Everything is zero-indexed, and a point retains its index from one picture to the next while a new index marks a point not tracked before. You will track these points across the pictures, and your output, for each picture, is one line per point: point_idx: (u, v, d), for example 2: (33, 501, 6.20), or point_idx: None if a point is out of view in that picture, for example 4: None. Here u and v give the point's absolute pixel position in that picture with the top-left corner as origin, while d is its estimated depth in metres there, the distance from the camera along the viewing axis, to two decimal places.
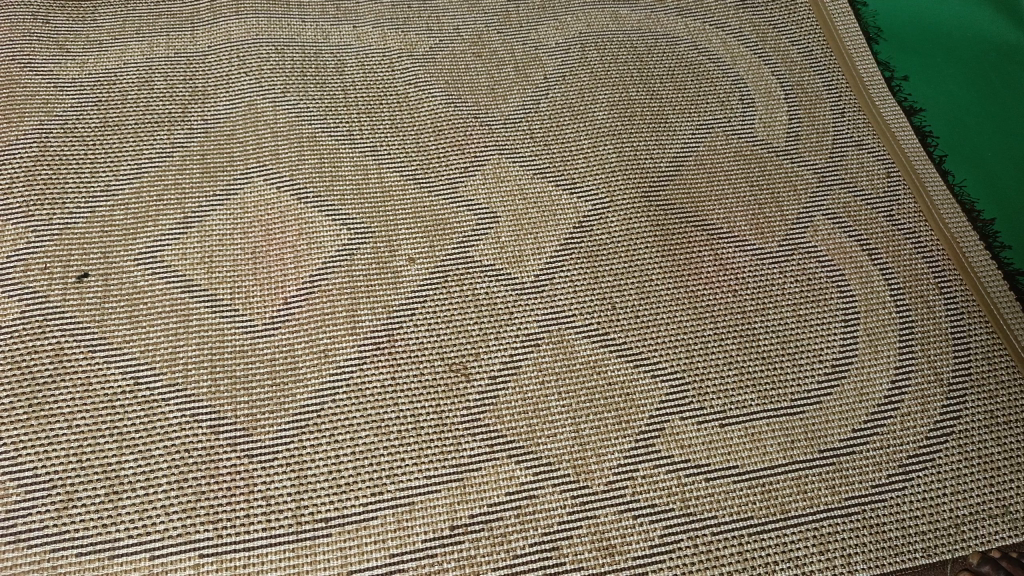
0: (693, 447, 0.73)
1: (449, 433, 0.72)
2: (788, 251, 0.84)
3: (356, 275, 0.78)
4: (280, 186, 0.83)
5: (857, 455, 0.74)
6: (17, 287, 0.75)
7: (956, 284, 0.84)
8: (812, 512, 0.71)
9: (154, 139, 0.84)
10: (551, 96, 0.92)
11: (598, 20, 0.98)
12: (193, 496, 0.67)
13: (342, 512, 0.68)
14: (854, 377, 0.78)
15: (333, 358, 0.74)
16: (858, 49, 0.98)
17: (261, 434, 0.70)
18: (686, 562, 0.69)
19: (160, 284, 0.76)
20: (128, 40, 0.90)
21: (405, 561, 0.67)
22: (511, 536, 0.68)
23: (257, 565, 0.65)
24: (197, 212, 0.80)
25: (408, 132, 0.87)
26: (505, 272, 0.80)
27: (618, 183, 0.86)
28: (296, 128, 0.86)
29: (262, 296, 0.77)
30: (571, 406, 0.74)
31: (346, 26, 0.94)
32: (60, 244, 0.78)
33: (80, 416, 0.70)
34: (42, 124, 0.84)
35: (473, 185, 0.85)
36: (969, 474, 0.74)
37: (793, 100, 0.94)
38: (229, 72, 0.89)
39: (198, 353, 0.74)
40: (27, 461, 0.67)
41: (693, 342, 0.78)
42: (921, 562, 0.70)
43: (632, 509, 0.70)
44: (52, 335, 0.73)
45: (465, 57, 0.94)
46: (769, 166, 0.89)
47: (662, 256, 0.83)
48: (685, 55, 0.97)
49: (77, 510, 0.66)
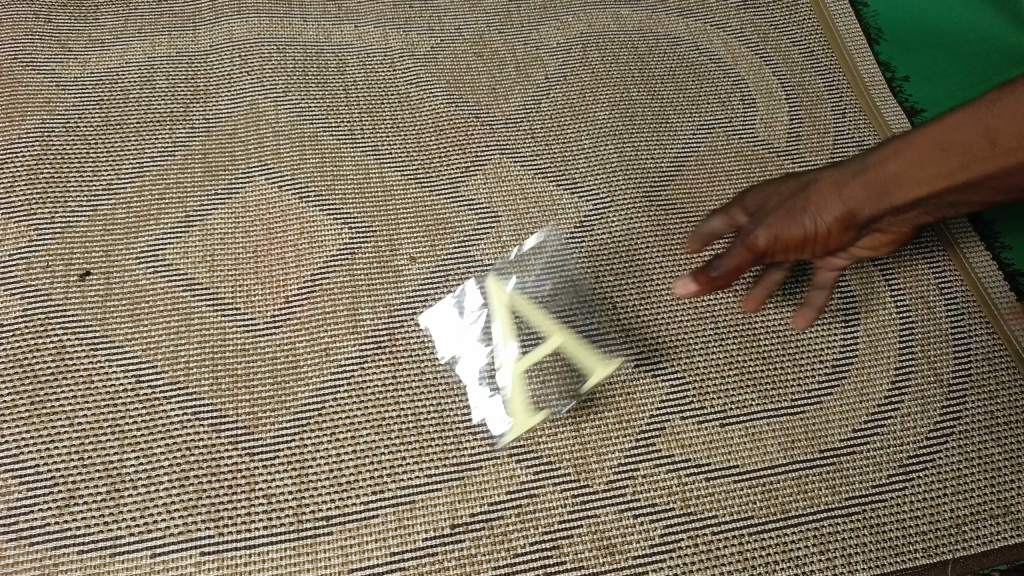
0: (693, 447, 0.73)
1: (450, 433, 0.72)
2: None
3: (356, 275, 0.79)
4: (280, 185, 0.83)
5: (857, 455, 0.74)
6: (19, 285, 0.75)
7: (956, 284, 0.84)
8: (812, 512, 0.71)
9: (156, 138, 0.84)
10: (552, 96, 0.92)
11: (599, 20, 0.98)
12: (195, 494, 0.68)
13: (343, 510, 0.68)
14: (854, 378, 0.78)
15: (334, 357, 0.74)
16: (859, 50, 0.98)
17: (262, 432, 0.70)
18: (686, 562, 0.69)
19: (161, 283, 0.77)
20: (130, 39, 0.90)
21: (405, 560, 0.67)
22: (512, 535, 0.68)
23: (257, 564, 0.66)
24: (198, 212, 0.81)
25: (410, 132, 0.88)
26: (506, 272, 0.80)
27: (618, 183, 0.87)
28: (298, 127, 0.86)
29: (262, 295, 0.77)
30: (571, 406, 0.74)
31: (347, 26, 0.94)
32: (62, 243, 0.78)
33: (81, 414, 0.70)
34: (44, 123, 0.84)
35: (474, 185, 0.85)
36: (969, 474, 0.74)
37: (794, 100, 0.95)
38: (230, 71, 0.89)
39: (199, 352, 0.74)
40: (28, 459, 0.67)
41: (693, 342, 0.78)
42: (922, 562, 0.70)
43: (632, 508, 0.70)
44: (53, 334, 0.73)
45: (466, 57, 0.94)
46: (769, 166, 0.90)
47: (663, 257, 0.83)
48: (686, 55, 0.97)
49: (79, 508, 0.66)
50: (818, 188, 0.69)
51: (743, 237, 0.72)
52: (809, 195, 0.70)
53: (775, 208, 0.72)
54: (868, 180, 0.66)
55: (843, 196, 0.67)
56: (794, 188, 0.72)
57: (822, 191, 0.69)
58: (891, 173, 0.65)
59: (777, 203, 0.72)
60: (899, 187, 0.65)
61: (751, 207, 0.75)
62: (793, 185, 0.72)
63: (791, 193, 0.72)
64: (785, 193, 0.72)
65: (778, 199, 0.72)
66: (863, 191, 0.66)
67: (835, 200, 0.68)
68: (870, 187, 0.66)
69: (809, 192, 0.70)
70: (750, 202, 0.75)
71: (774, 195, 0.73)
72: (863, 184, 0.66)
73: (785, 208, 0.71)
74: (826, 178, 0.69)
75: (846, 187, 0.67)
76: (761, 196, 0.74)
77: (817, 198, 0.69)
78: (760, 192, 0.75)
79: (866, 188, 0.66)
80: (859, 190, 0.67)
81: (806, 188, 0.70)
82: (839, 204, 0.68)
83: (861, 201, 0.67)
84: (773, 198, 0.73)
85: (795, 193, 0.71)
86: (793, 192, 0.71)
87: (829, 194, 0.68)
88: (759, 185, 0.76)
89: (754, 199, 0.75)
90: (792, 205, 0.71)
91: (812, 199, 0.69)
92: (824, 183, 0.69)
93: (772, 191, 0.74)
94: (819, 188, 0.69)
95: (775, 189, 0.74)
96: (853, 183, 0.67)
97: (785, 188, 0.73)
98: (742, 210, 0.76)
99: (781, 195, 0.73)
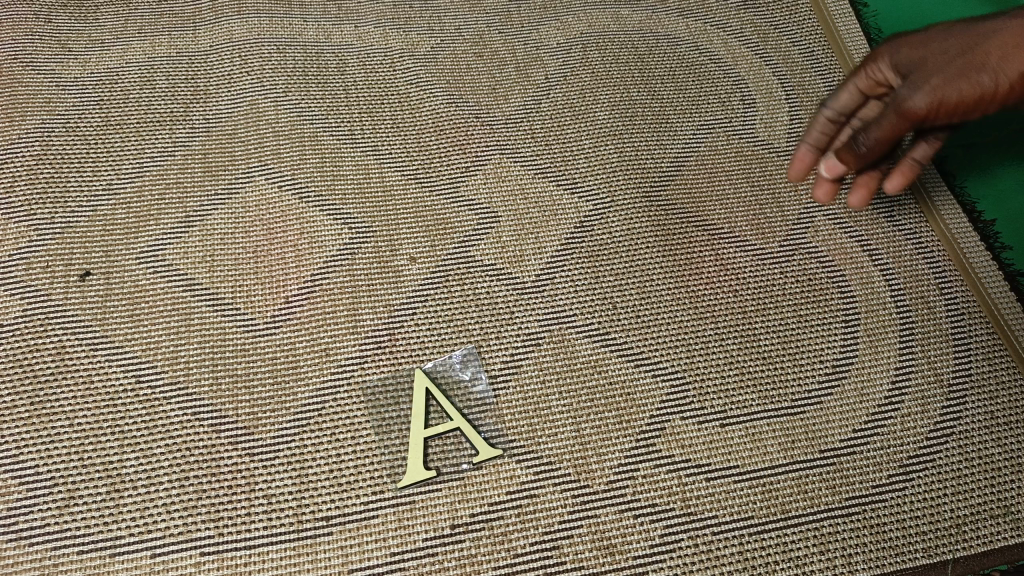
0: (693, 447, 0.73)
1: (450, 433, 0.72)
2: (789, 251, 0.84)
3: (356, 275, 0.79)
4: (280, 185, 0.83)
5: (857, 455, 0.74)
6: (19, 285, 0.75)
7: (956, 284, 0.84)
8: (812, 513, 0.71)
9: (155, 138, 0.84)
10: (552, 96, 0.92)
11: (600, 20, 0.98)
12: (195, 494, 0.68)
13: (343, 510, 0.68)
14: (854, 377, 0.78)
15: (333, 356, 0.74)
16: (859, 50, 0.98)
17: (262, 432, 0.70)
18: (686, 562, 0.69)
19: (161, 283, 0.77)
20: (130, 39, 0.91)
21: (405, 560, 0.67)
22: (512, 535, 0.68)
23: (257, 564, 0.65)
24: (198, 212, 0.81)
25: (410, 132, 0.88)
26: (506, 272, 0.80)
27: (619, 183, 0.87)
28: (298, 128, 0.86)
29: (262, 295, 0.77)
30: (571, 406, 0.74)
31: (347, 26, 0.94)
32: (62, 243, 0.78)
33: (81, 415, 0.70)
34: (44, 123, 0.84)
35: (474, 185, 0.85)
36: (969, 474, 0.74)
37: (793, 100, 0.95)
38: (231, 71, 0.89)
39: (199, 352, 0.74)
40: (28, 459, 0.67)
41: (693, 342, 0.78)
42: (922, 562, 0.70)
43: (632, 508, 0.70)
44: (53, 334, 0.73)
45: (466, 57, 0.94)
46: (769, 166, 0.90)
47: (662, 256, 0.83)
48: (686, 55, 0.97)
49: (78, 508, 0.66)
50: (972, 56, 0.62)
51: (893, 100, 0.65)
52: (964, 61, 0.62)
53: (938, 68, 0.63)
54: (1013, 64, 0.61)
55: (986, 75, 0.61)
56: (939, 49, 0.63)
57: (968, 64, 0.62)
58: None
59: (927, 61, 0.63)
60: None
61: (903, 62, 0.65)
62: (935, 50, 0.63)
63: (942, 53, 0.63)
64: (936, 55, 0.63)
65: (932, 61, 0.63)
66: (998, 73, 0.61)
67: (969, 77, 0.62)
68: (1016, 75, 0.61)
69: (968, 58, 0.62)
70: (894, 57, 0.66)
71: (929, 56, 0.64)
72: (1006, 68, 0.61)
73: (931, 70, 0.63)
74: (972, 48, 0.62)
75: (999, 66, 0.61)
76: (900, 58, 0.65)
77: (962, 68, 0.62)
78: (897, 54, 0.66)
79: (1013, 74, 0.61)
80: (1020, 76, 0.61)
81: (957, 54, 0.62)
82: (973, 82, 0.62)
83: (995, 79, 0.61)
84: (919, 59, 0.64)
85: (950, 57, 0.63)
86: (944, 53, 0.63)
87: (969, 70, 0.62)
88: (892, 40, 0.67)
89: (892, 58, 0.66)
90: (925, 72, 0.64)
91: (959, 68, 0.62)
92: (973, 54, 0.62)
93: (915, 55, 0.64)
94: (971, 56, 0.62)
95: (917, 50, 0.64)
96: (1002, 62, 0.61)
97: (931, 50, 0.64)
98: (880, 69, 0.68)
99: (920, 57, 0.64)
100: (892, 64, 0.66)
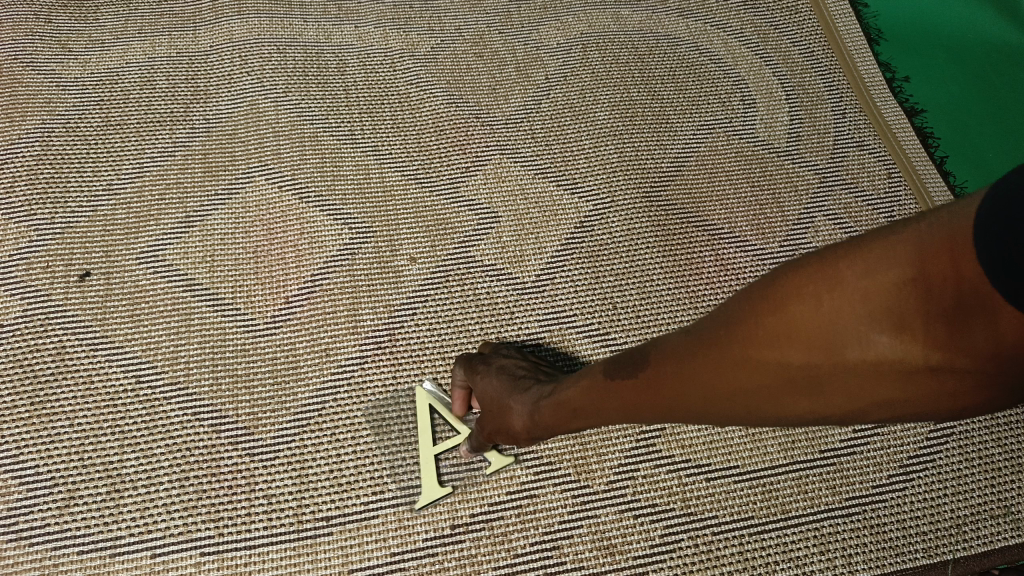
0: (693, 447, 0.73)
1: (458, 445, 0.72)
2: (789, 251, 0.85)
3: (356, 275, 0.79)
4: (280, 185, 0.83)
5: (857, 455, 0.74)
6: (19, 286, 0.75)
7: None
8: (812, 513, 0.71)
9: (156, 138, 0.84)
10: (552, 96, 0.92)
11: (600, 20, 0.98)
12: (196, 494, 0.68)
13: (344, 510, 0.68)
14: None
15: (334, 357, 0.74)
16: (859, 50, 0.99)
17: (262, 432, 0.70)
18: (687, 562, 0.69)
19: (161, 283, 0.77)
20: (130, 39, 0.91)
21: (406, 560, 0.67)
22: (512, 535, 0.68)
23: (257, 564, 0.66)
24: (199, 212, 0.81)
25: (410, 132, 0.88)
26: (506, 272, 0.80)
27: (619, 183, 0.87)
28: (297, 128, 0.86)
29: (262, 296, 0.77)
30: None
31: (347, 26, 0.94)
32: (62, 243, 0.78)
33: (82, 414, 0.70)
34: (45, 124, 0.84)
35: (474, 185, 0.85)
36: (969, 474, 0.74)
37: (794, 100, 0.95)
38: (231, 71, 0.89)
39: (199, 352, 0.73)
40: (29, 459, 0.67)
41: None
42: (922, 562, 0.70)
43: (632, 509, 0.70)
44: (53, 335, 0.73)
45: (466, 57, 0.94)
46: (770, 166, 0.90)
47: (662, 256, 0.83)
48: (687, 55, 0.97)
49: (78, 509, 0.66)
50: (836, 287, 0.36)
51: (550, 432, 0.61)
52: (624, 417, 0.52)
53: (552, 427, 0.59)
54: (898, 330, 0.34)
55: (861, 332, 0.35)
56: (762, 293, 0.40)
57: (848, 287, 0.36)
58: (977, 346, 0.33)
59: (581, 413, 0.55)
60: (885, 410, 0.39)
61: (508, 440, 0.65)
62: (821, 264, 0.37)
63: (719, 339, 0.42)
64: (748, 325, 0.40)
65: (702, 363, 0.43)
66: (892, 331, 0.35)
67: (853, 340, 0.36)
68: (911, 352, 0.34)
69: (818, 325, 0.37)
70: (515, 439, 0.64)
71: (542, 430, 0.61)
72: (885, 305, 0.34)
73: (664, 414, 0.49)
74: (885, 243, 0.35)
75: (853, 309, 0.35)
76: (624, 372, 0.50)
77: (759, 394, 0.41)
78: (624, 367, 0.50)
79: (812, 403, 0.40)
80: (818, 403, 0.40)
81: (811, 280, 0.37)
82: (774, 386, 0.40)
83: (882, 338, 0.35)
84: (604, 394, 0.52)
85: (713, 354, 0.42)
86: (730, 329, 0.41)
87: (840, 303, 0.36)
88: (481, 379, 0.67)
89: (606, 394, 0.52)
90: (744, 371, 0.41)
91: (789, 343, 0.38)
92: (797, 364, 0.38)
93: (747, 296, 0.41)
94: (842, 288, 0.36)
95: (714, 310, 0.44)
96: (794, 390, 0.40)
97: (707, 321, 0.44)
98: (515, 439, 0.64)
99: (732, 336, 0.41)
100: (485, 397, 0.66)
